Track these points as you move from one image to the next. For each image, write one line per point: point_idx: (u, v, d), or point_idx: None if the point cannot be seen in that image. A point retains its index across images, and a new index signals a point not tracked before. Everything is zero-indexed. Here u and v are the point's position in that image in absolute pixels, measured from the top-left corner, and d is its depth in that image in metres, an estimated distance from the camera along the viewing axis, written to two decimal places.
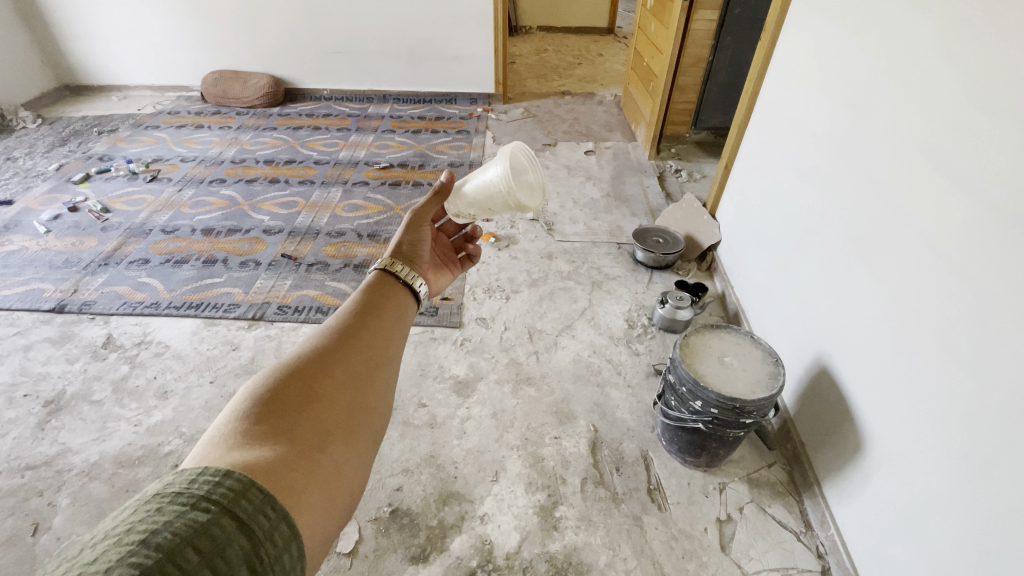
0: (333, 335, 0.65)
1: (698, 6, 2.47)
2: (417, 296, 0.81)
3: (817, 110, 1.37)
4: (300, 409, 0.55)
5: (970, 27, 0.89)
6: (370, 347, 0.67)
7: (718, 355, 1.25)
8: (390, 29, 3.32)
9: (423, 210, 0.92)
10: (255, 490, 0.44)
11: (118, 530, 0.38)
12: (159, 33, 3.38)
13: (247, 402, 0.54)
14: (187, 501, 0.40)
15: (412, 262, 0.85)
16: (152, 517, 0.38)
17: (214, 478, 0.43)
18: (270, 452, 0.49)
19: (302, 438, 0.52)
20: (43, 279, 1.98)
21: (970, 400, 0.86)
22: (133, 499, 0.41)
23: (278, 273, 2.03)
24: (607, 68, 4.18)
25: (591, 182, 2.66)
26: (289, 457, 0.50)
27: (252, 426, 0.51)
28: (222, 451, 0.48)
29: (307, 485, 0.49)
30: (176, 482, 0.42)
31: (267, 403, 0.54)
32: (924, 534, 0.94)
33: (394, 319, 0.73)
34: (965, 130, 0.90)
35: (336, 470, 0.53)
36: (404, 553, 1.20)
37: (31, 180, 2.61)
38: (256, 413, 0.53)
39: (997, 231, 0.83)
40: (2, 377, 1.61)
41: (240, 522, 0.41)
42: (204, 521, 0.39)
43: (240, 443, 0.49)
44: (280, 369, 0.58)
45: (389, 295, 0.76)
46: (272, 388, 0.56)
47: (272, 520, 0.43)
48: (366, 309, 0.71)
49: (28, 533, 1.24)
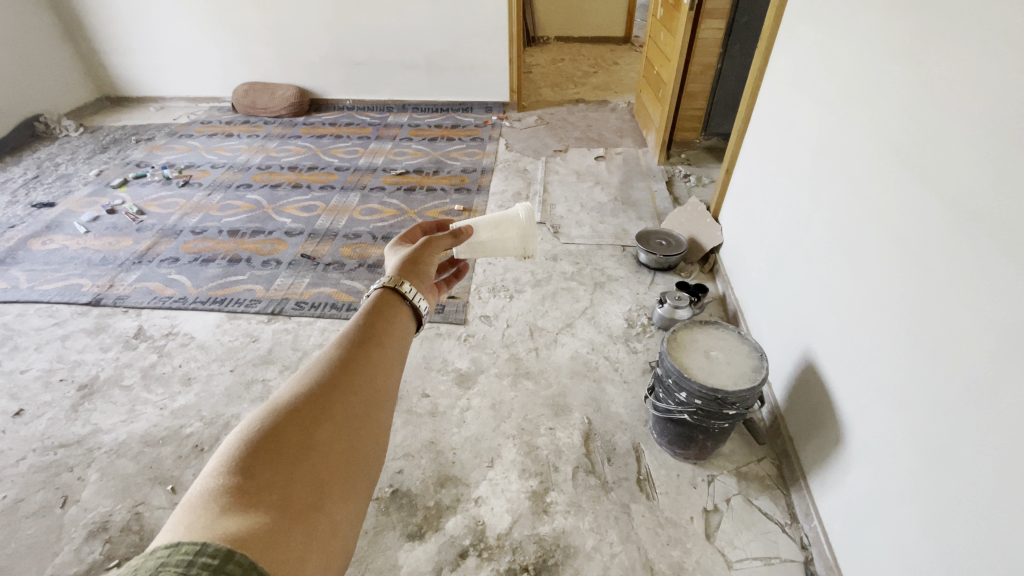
0: (329, 378, 0.64)
1: (706, 15, 2.52)
2: (418, 313, 0.84)
3: (804, 117, 1.41)
4: (296, 463, 0.54)
5: (928, 35, 0.95)
6: (366, 390, 0.66)
7: (704, 349, 1.30)
8: (409, 42, 3.46)
9: (438, 239, 0.97)
10: (259, 574, 0.41)
11: None
12: (194, 47, 3.60)
13: (239, 454, 0.52)
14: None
15: (421, 282, 0.87)
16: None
17: (214, 561, 0.40)
18: (266, 516, 0.47)
19: (297, 498, 0.51)
20: (82, 275, 2.14)
21: (935, 392, 0.89)
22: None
23: (297, 272, 2.15)
24: (622, 76, 4.24)
25: (600, 186, 2.72)
26: (285, 520, 0.48)
27: (244, 482, 0.50)
28: (214, 513, 0.45)
29: (304, 550, 0.48)
30: (173, 564, 0.38)
31: (261, 455, 0.53)
32: (896, 522, 0.96)
33: (390, 356, 0.73)
34: (926, 136, 0.94)
35: (331, 531, 0.52)
36: (400, 531, 1.28)
37: (74, 184, 2.82)
38: (250, 466, 0.51)
39: (956, 234, 0.87)
40: (42, 363, 1.76)
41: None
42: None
43: (234, 503, 0.47)
44: (273, 417, 0.57)
45: (386, 329, 0.76)
46: (267, 438, 0.54)
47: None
48: (361, 346, 0.71)
49: (59, 504, 1.37)
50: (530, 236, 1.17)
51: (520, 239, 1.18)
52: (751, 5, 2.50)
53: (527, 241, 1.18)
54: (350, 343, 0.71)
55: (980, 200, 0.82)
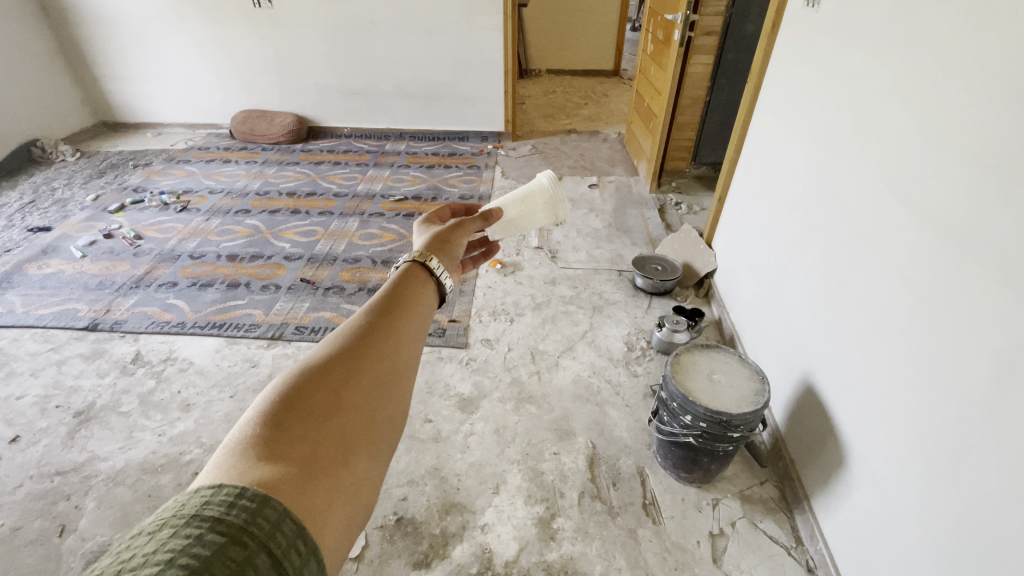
0: (356, 340, 0.61)
1: (695, 51, 2.64)
2: (443, 293, 0.81)
3: (796, 148, 1.49)
4: (324, 419, 0.51)
5: (918, 73, 1.01)
6: (393, 354, 0.63)
7: (707, 372, 1.33)
8: (407, 73, 3.56)
9: (467, 222, 0.95)
10: (289, 523, 0.41)
11: (160, 558, 0.35)
12: (194, 75, 3.66)
13: (268, 406, 0.50)
14: (229, 534, 0.37)
15: (447, 260, 0.85)
16: (195, 547, 0.36)
17: (252, 506, 0.40)
18: (294, 466, 0.46)
19: (324, 451, 0.49)
20: (79, 300, 2.12)
21: (933, 411, 0.92)
22: (172, 519, 0.38)
23: (296, 296, 2.16)
24: (612, 107, 4.39)
25: (594, 213, 2.79)
26: (312, 473, 0.46)
27: (273, 434, 0.48)
28: (246, 465, 0.44)
29: (331, 504, 0.46)
30: (216, 504, 0.39)
31: (290, 408, 0.51)
32: (899, 540, 0.98)
33: (417, 324, 0.70)
34: (918, 165, 1.00)
35: (358, 489, 0.50)
36: (407, 559, 1.26)
37: (70, 208, 2.81)
38: (280, 418, 0.49)
39: (948, 259, 0.92)
40: (37, 389, 1.73)
41: (276, 559, 0.39)
42: (242, 560, 0.37)
43: (264, 454, 0.46)
44: (302, 374, 0.55)
45: (412, 298, 0.72)
46: (298, 393, 0.52)
47: (303, 553, 0.41)
48: (389, 312, 0.68)
49: (55, 534, 1.33)
50: (559, 203, 1.14)
51: (550, 205, 1.15)
52: (737, 42, 2.63)
53: (556, 208, 1.15)
54: (377, 309, 0.68)
55: (973, 227, 0.87)
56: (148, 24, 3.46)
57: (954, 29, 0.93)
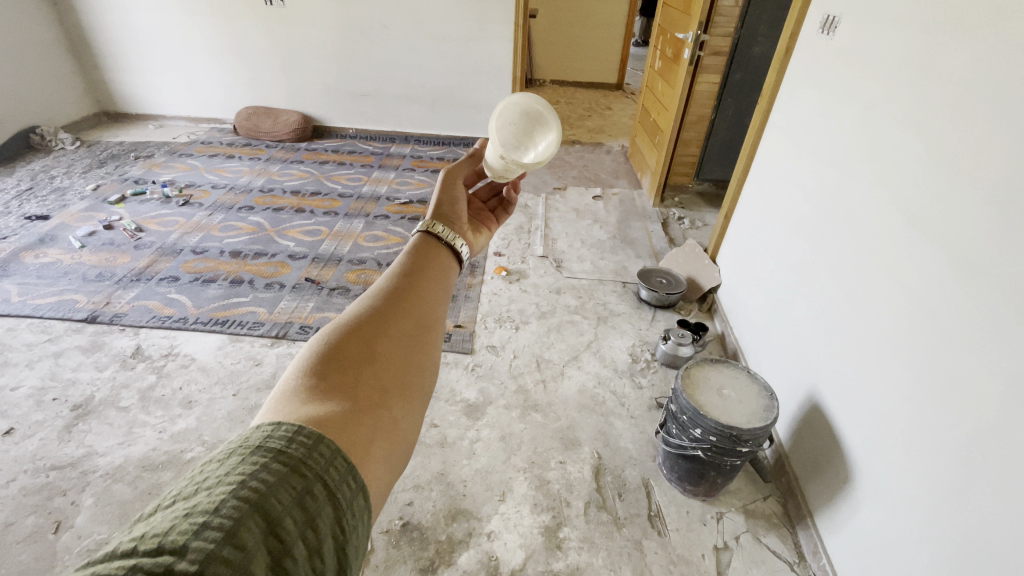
0: (384, 294, 0.56)
1: (703, 70, 2.69)
2: (459, 257, 0.71)
3: (808, 169, 1.52)
4: (359, 366, 0.47)
5: (935, 105, 1.04)
6: (423, 306, 0.58)
7: (717, 388, 1.36)
8: (416, 78, 3.57)
9: (455, 168, 0.84)
10: (341, 460, 0.38)
11: (233, 478, 0.32)
12: (200, 69, 3.64)
13: (307, 360, 0.46)
14: (291, 463, 0.34)
15: (453, 225, 0.75)
16: (263, 472, 0.33)
17: (309, 441, 0.37)
18: (338, 408, 0.42)
19: (363, 395, 0.45)
20: (77, 291, 2.09)
21: (944, 431, 0.94)
22: (238, 448, 0.35)
23: (301, 295, 2.14)
24: (616, 120, 4.44)
25: (599, 224, 2.81)
26: (352, 412, 0.42)
27: (313, 383, 0.44)
28: (291, 408, 0.40)
29: (373, 442, 0.42)
30: (278, 437, 0.36)
31: (325, 358, 0.46)
32: (906, 559, 1.00)
33: (443, 280, 0.64)
34: (934, 192, 1.02)
35: (398, 432, 0.45)
36: (413, 564, 1.26)
37: (69, 198, 2.77)
38: (318, 370, 0.45)
39: (966, 283, 0.93)
40: (34, 381, 1.70)
41: (330, 492, 0.35)
42: (302, 489, 0.34)
43: (306, 399, 0.42)
44: (334, 326, 0.50)
45: (436, 256, 0.66)
46: (330, 343, 0.48)
47: (354, 490, 0.37)
48: (413, 268, 0.62)
49: (50, 530, 1.30)
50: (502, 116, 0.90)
51: (526, 127, 0.91)
52: (745, 63, 2.68)
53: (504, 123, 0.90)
54: (401, 266, 0.62)
55: (991, 255, 0.89)
56: (156, 17, 3.44)
57: (971, 64, 0.96)
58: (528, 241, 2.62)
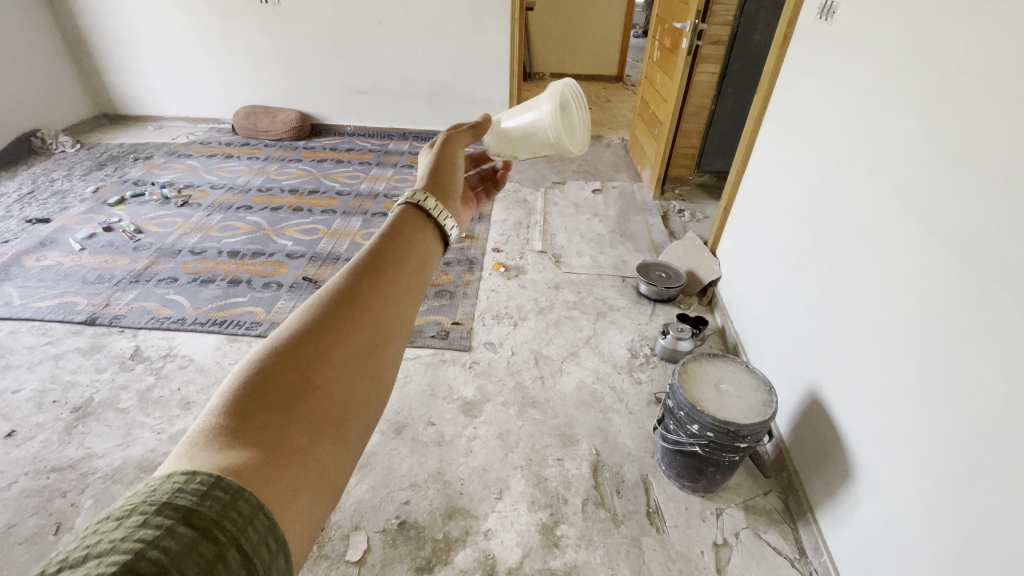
0: (335, 303, 0.50)
1: (702, 60, 2.65)
2: (444, 236, 0.67)
3: (808, 159, 1.49)
4: (293, 398, 0.42)
5: (933, 91, 1.02)
6: (380, 317, 0.52)
7: (715, 382, 1.34)
8: (413, 74, 3.54)
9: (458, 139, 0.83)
10: (263, 516, 0.35)
11: (130, 546, 0.29)
12: (196, 69, 3.63)
13: (232, 390, 0.41)
14: (201, 526, 0.32)
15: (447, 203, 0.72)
16: (166, 539, 0.30)
17: (226, 497, 0.33)
18: (263, 451, 0.38)
19: (292, 435, 0.40)
20: (77, 293, 2.10)
21: (945, 428, 0.92)
22: (141, 506, 0.32)
23: (299, 295, 2.14)
24: (616, 113, 4.39)
25: (598, 218, 2.79)
26: (276, 458, 0.38)
27: (236, 420, 0.39)
28: (209, 453, 0.36)
29: (296, 493, 0.38)
30: (189, 493, 0.32)
31: (256, 388, 0.41)
32: (909, 556, 0.98)
33: (412, 272, 0.58)
34: (936, 181, 0.99)
35: (328, 478, 0.41)
36: (409, 564, 1.25)
37: (69, 200, 2.78)
38: (245, 406, 0.40)
39: (970, 277, 0.91)
40: (34, 384, 1.70)
41: (245, 557, 0.32)
42: (213, 557, 0.31)
43: (225, 442, 0.37)
44: (265, 346, 0.45)
45: (404, 242, 0.60)
46: (265, 368, 0.43)
47: (274, 551, 0.34)
48: (376, 261, 0.56)
49: (50, 531, 1.30)
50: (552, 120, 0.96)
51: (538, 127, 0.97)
52: (744, 51, 2.64)
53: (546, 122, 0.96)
54: (362, 261, 0.56)
55: (995, 247, 0.86)
56: (151, 16, 3.43)
57: (971, 46, 0.94)
58: (527, 236, 2.61)
